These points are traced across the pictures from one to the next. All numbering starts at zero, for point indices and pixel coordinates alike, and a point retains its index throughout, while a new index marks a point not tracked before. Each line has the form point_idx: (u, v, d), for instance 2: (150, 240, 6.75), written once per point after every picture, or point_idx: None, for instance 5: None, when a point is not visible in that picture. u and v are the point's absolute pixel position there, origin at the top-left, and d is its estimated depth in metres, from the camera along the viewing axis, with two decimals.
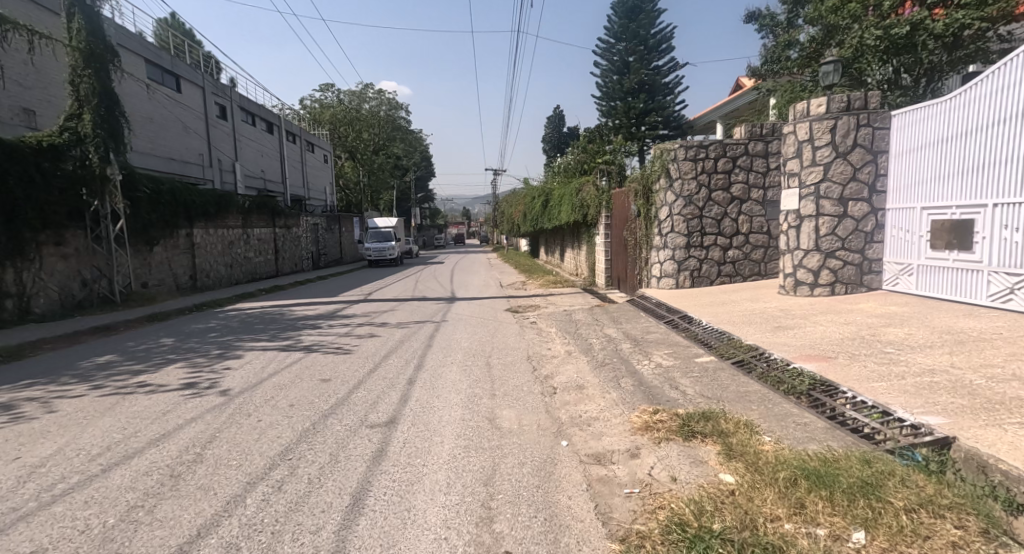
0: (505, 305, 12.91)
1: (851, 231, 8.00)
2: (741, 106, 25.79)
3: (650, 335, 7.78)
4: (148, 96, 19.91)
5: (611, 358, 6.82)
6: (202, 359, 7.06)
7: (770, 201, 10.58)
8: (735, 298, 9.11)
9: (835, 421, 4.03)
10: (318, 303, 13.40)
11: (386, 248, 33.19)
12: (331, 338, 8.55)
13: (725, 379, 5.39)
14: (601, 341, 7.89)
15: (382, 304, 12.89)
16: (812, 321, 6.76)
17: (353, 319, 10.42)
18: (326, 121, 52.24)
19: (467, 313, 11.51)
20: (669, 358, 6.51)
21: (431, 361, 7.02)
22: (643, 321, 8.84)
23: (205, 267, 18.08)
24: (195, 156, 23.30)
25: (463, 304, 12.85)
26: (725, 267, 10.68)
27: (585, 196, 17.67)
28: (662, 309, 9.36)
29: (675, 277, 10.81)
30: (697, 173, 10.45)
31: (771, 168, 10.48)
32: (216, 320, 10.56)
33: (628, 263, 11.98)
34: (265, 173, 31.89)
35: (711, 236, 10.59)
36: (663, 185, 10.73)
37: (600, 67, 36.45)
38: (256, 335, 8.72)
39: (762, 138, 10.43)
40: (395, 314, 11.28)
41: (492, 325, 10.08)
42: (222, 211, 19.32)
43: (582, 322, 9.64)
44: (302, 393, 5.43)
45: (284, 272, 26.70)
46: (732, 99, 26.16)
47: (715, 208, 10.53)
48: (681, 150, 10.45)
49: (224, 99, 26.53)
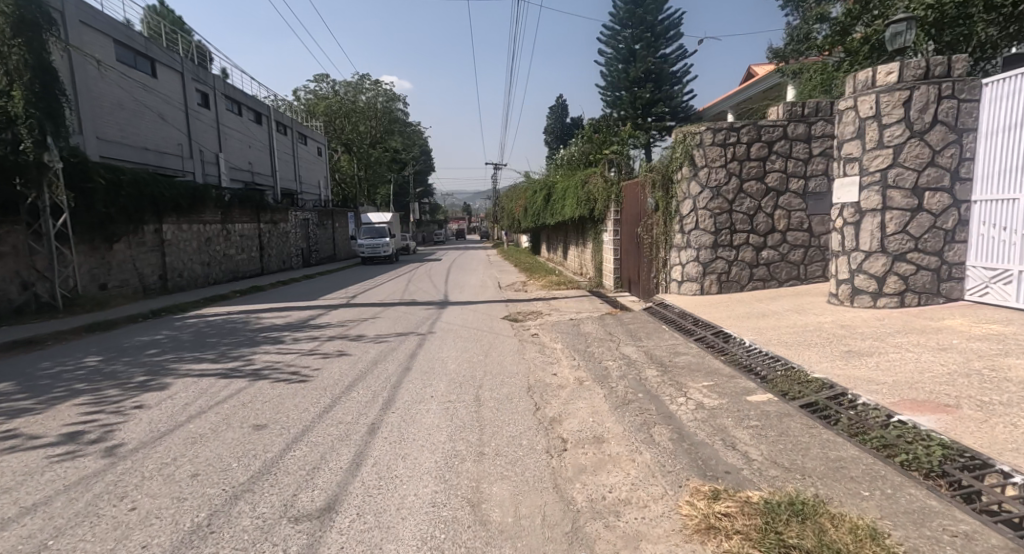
0: (504, 311, 11.43)
1: (927, 229, 6.51)
2: (755, 95, 24.19)
3: (680, 357, 6.31)
4: (119, 81, 18.47)
5: (635, 391, 5.35)
6: (116, 389, 5.59)
7: (812, 193, 9.03)
8: (776, 308, 7.63)
9: (1016, 534, 2.55)
10: (292, 307, 11.93)
11: (380, 244, 31.79)
12: (291, 357, 7.09)
13: (800, 434, 3.89)
14: (619, 364, 6.42)
15: (364, 310, 11.41)
16: (891, 344, 5.30)
17: (325, 331, 8.94)
18: (321, 113, 50.67)
19: (459, 323, 10.04)
20: (711, 393, 5.03)
21: (406, 393, 5.57)
22: (667, 336, 7.39)
23: (177, 266, 16.65)
24: (173, 146, 21.93)
25: (455, 310, 11.37)
26: (758, 270, 9.19)
27: (591, 188, 16.15)
28: (688, 321, 7.92)
29: (700, 281, 9.36)
30: (726, 160, 9.00)
31: (813, 154, 8.92)
32: (165, 331, 9.06)
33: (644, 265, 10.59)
34: (252, 166, 30.41)
35: (742, 234, 9.13)
36: (685, 175, 9.29)
37: (605, 55, 34.88)
38: (202, 354, 7.27)
39: (803, 118, 8.89)
40: (375, 324, 9.82)
41: (486, 338, 8.59)
42: (198, 205, 17.83)
43: (593, 335, 8.17)
44: (221, 450, 3.99)
45: (270, 270, 25.23)
46: (745, 87, 24.49)
47: (747, 201, 9.06)
48: (707, 133, 9.00)
49: (206, 86, 25.05)
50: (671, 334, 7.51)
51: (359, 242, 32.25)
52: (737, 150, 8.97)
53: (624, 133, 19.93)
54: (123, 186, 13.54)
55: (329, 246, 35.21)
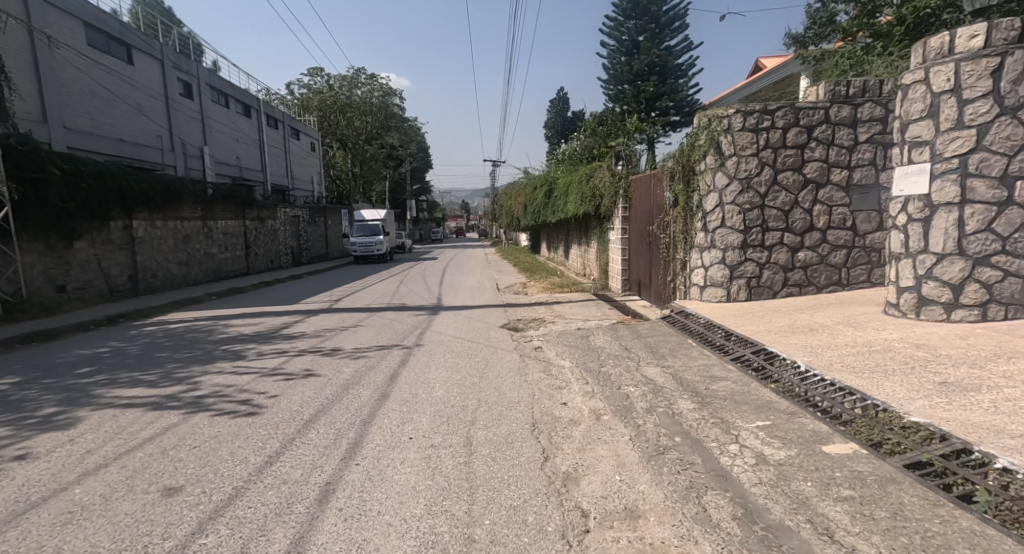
0: (503, 319, 10.27)
1: (1018, 227, 5.34)
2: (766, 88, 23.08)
3: (720, 382, 5.15)
4: (89, 68, 17.37)
5: (670, 434, 4.20)
6: (10, 425, 4.41)
7: (857, 185, 7.85)
8: (822, 319, 6.47)
9: None
10: (267, 313, 10.75)
11: (373, 243, 30.63)
12: (248, 379, 5.91)
13: (928, 520, 2.73)
14: (643, 392, 5.25)
15: (346, 317, 10.24)
16: (998, 374, 4.15)
17: (296, 344, 7.75)
18: (314, 107, 49.32)
19: (452, 332, 8.87)
20: (770, 440, 3.87)
21: (379, 433, 4.40)
22: (696, 353, 6.24)
23: (150, 266, 15.49)
24: (151, 138, 20.89)
25: (447, 318, 10.20)
26: (794, 274, 8.04)
27: (597, 182, 14.98)
28: (716, 334, 6.81)
29: (727, 287, 8.23)
30: (758, 148, 7.88)
31: (859, 141, 7.73)
32: (112, 343, 7.87)
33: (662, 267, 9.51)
34: (240, 160, 29.30)
35: (776, 232, 8.00)
36: (711, 165, 8.20)
37: (607, 47, 33.70)
38: (142, 373, 6.08)
39: (847, 99, 7.72)
40: (356, 334, 8.65)
41: (481, 352, 7.42)
42: (174, 200, 16.68)
43: (607, 350, 7.00)
44: (103, 535, 2.82)
45: (256, 270, 24.06)
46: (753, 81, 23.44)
47: (782, 195, 7.93)
48: (736, 116, 7.89)
49: (188, 75, 23.95)
50: (698, 349, 6.39)
51: (352, 240, 31.05)
52: (770, 135, 7.84)
53: (630, 125, 18.76)
54: (84, 178, 12.39)
55: (321, 244, 34.06)
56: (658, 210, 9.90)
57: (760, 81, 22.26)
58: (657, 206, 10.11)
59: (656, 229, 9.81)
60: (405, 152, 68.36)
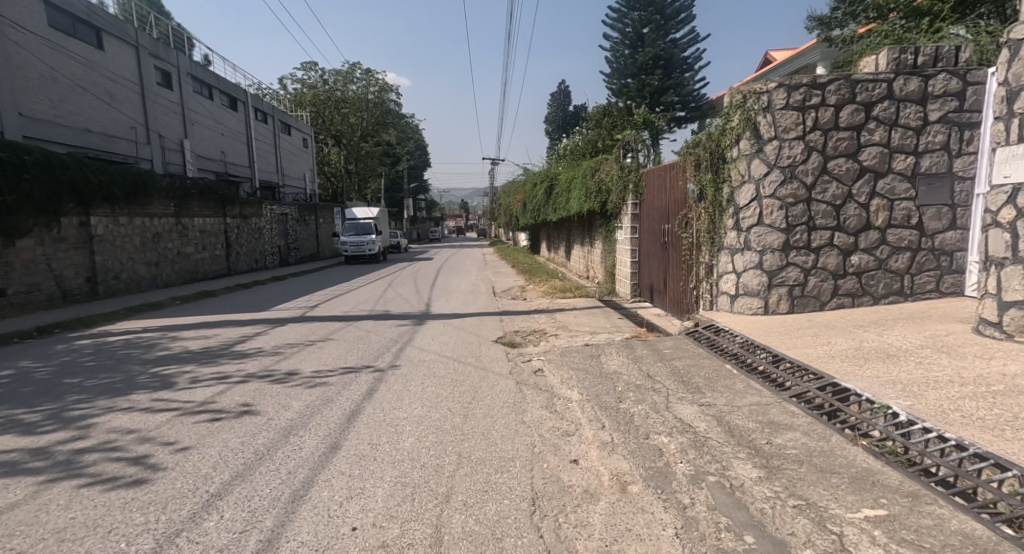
0: (498, 332, 8.92)
1: None
2: None
3: (787, 433, 3.81)
4: (51, 51, 16.17)
5: (735, 527, 2.85)
6: None
7: (925, 175, 6.48)
8: (898, 341, 5.11)
9: None
10: (227, 324, 9.39)
11: (364, 242, 29.30)
12: (161, 419, 4.56)
13: None
14: (681, 446, 3.89)
15: (316, 329, 8.89)
16: None
17: (244, 365, 6.39)
18: (308, 103, 47.99)
19: (437, 349, 7.52)
20: (897, 551, 2.52)
21: (311, 519, 3.05)
22: (741, 385, 4.90)
23: (112, 266, 14.24)
24: (123, 129, 19.68)
25: (434, 331, 8.85)
26: (845, 282, 6.70)
27: (603, 176, 13.63)
28: (759, 358, 5.47)
29: (764, 296, 6.91)
30: (805, 129, 6.54)
31: (929, 120, 6.39)
32: (21, 363, 6.51)
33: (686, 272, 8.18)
34: (224, 155, 28.03)
35: (825, 232, 6.66)
36: (745, 151, 6.88)
37: (611, 39, 32.40)
38: (28, 409, 4.73)
39: (915, 70, 6.37)
40: (321, 351, 7.30)
41: (468, 377, 6.05)
42: (140, 194, 15.44)
43: (624, 377, 5.65)
44: None
45: (239, 270, 22.71)
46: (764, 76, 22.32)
47: (833, 187, 6.59)
48: (778, 92, 6.56)
49: (166, 64, 22.76)
50: (743, 380, 5.04)
51: (342, 239, 29.70)
52: (821, 113, 6.49)
53: (639, 118, 17.43)
54: (27, 169, 11.27)
55: (311, 243, 32.73)
56: (677, 205, 8.67)
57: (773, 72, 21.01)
58: (675, 200, 8.85)
59: (677, 227, 8.57)
60: (402, 150, 66.85)
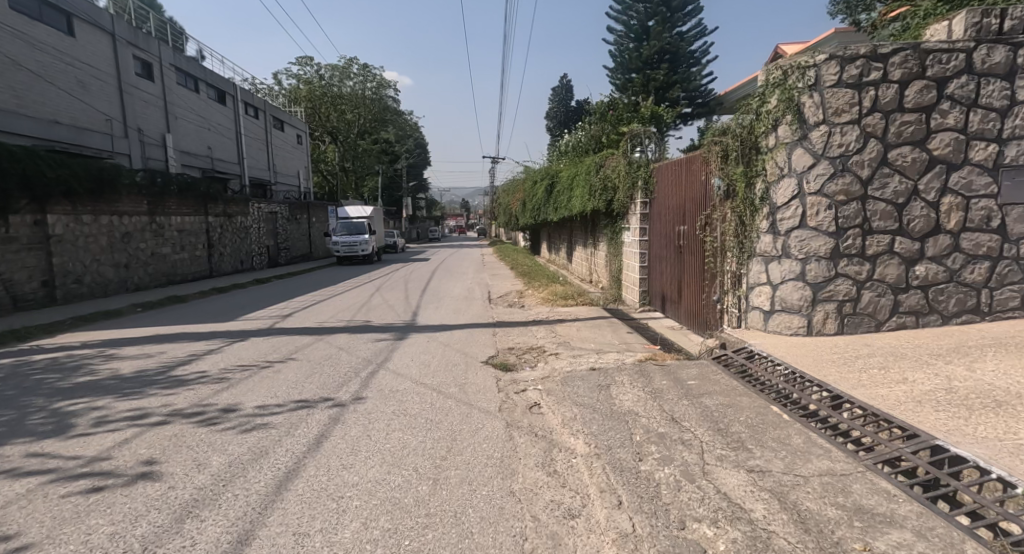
0: (490, 349, 7.75)
1: None
2: None
3: (889, 531, 2.66)
4: (12, 37, 15.23)
5: None
6: None
7: (1009, 167, 5.34)
8: (999, 381, 3.94)
9: None
10: (180, 337, 8.26)
11: (357, 243, 28.16)
12: (26, 483, 3.44)
13: None
14: (733, 547, 2.71)
15: (279, 346, 7.71)
16: None
17: (175, 397, 5.27)
18: (304, 98, 46.79)
19: (414, 374, 6.34)
20: None
21: None
22: (800, 439, 3.71)
23: (73, 268, 13.16)
24: (96, 121, 18.73)
25: (416, 349, 7.70)
26: (908, 297, 5.52)
27: (609, 172, 12.46)
28: (812, 398, 4.29)
29: (806, 314, 5.73)
30: (861, 111, 5.36)
31: (1017, 100, 5.27)
32: None
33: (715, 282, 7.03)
34: (210, 150, 27.00)
35: (884, 237, 5.48)
36: (785, 138, 5.71)
37: (614, 33, 31.19)
38: None
39: (1000, 38, 5.24)
40: (277, 377, 6.13)
41: (448, 417, 4.89)
42: (106, 190, 14.34)
43: (642, 419, 4.50)
44: None
45: (222, 272, 21.58)
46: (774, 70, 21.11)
47: (895, 182, 5.41)
48: (829, 65, 5.37)
49: (145, 53, 21.75)
50: (799, 429, 3.85)
51: (334, 239, 28.54)
52: (881, 92, 5.31)
53: (646, 111, 16.28)
54: None
55: (303, 243, 31.60)
56: (700, 207, 7.52)
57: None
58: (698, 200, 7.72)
59: (700, 231, 7.44)
60: (401, 147, 65.69)
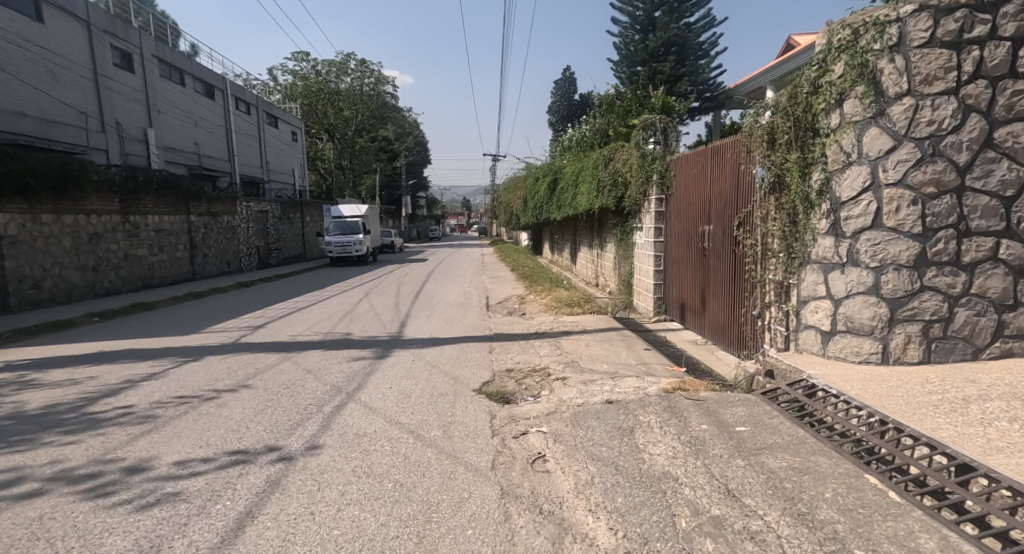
0: (484, 372, 6.58)
1: None
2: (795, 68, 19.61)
3: None
4: None
5: None
6: None
7: None
8: None
9: None
10: (124, 356, 7.14)
11: (351, 243, 26.98)
12: None
13: None
14: None
15: (235, 368, 6.54)
16: None
17: (77, 445, 4.14)
18: (299, 95, 45.78)
19: (389, 410, 5.16)
20: None
21: None
22: (933, 543, 2.54)
23: (29, 272, 12.10)
24: (69, 114, 17.75)
25: (396, 372, 6.56)
26: (1015, 316, 4.38)
27: (619, 166, 11.27)
28: (919, 463, 3.13)
29: (881, 337, 4.55)
30: (959, 78, 4.19)
31: None
32: None
33: (761, 293, 5.87)
34: (197, 146, 25.95)
35: (985, 240, 4.33)
36: (854, 115, 4.53)
37: (619, 24, 29.98)
38: None
39: None
40: (219, 413, 4.96)
41: (425, 479, 3.75)
42: (70, 187, 13.27)
43: (684, 490, 3.34)
44: None
45: (206, 274, 20.45)
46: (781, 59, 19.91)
47: (1002, 169, 4.26)
48: (918, 19, 4.21)
49: (123, 43, 20.73)
50: (924, 522, 2.68)
51: (327, 239, 27.37)
52: (988, 52, 4.17)
53: (657, 101, 15.15)
54: None
55: (295, 243, 30.45)
56: (742, 203, 6.37)
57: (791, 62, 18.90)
58: (739, 195, 6.55)
59: (741, 233, 6.27)
60: (401, 146, 64.64)
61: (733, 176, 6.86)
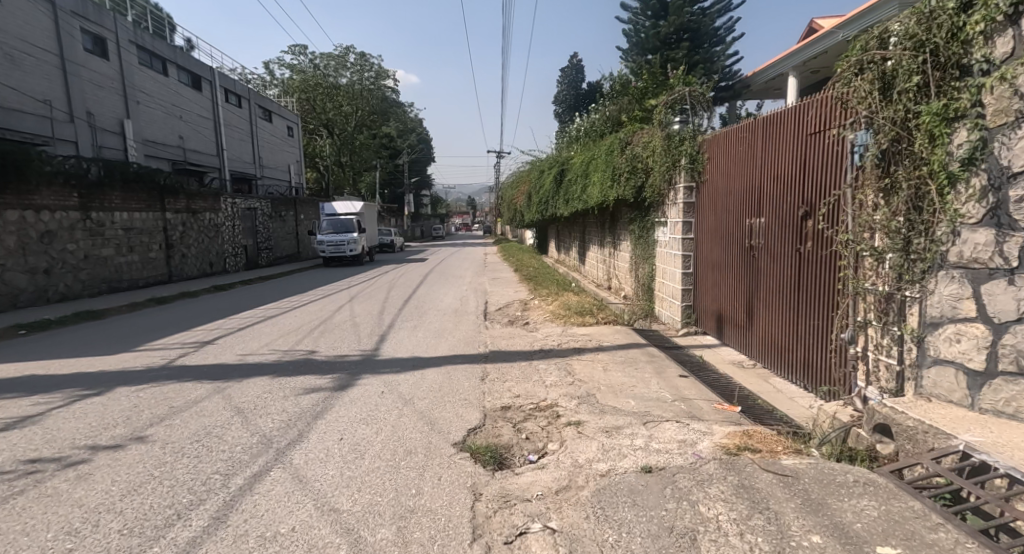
0: (473, 413, 4.96)
1: None
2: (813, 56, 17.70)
3: None
4: None
5: None
6: None
7: None
8: None
9: None
10: (10, 386, 5.59)
11: (344, 242, 25.42)
12: None
13: None
14: None
15: (142, 404, 4.97)
16: None
17: None
18: (297, 89, 44.36)
19: (325, 486, 3.54)
20: None
21: None
22: None
23: None
24: (30, 101, 16.34)
25: (354, 413, 4.97)
26: None
27: (639, 149, 9.63)
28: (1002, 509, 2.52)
29: None
30: None
31: None
32: None
33: (859, 309, 4.19)
34: (182, 139, 24.50)
35: None
36: None
37: (629, 10, 28.25)
38: None
39: None
40: (71, 491, 3.37)
41: None
42: (13, 179, 11.80)
43: None
44: None
45: (184, 276, 18.94)
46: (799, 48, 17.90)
47: None
48: None
49: (96, 27, 19.28)
50: None
51: (319, 238, 25.83)
52: None
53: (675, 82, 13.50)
54: None
55: (288, 242, 28.95)
56: (825, 187, 4.77)
57: (803, 51, 17.59)
58: (818, 175, 4.94)
59: (828, 227, 4.63)
60: (403, 143, 63.18)
61: (802, 154, 5.28)
